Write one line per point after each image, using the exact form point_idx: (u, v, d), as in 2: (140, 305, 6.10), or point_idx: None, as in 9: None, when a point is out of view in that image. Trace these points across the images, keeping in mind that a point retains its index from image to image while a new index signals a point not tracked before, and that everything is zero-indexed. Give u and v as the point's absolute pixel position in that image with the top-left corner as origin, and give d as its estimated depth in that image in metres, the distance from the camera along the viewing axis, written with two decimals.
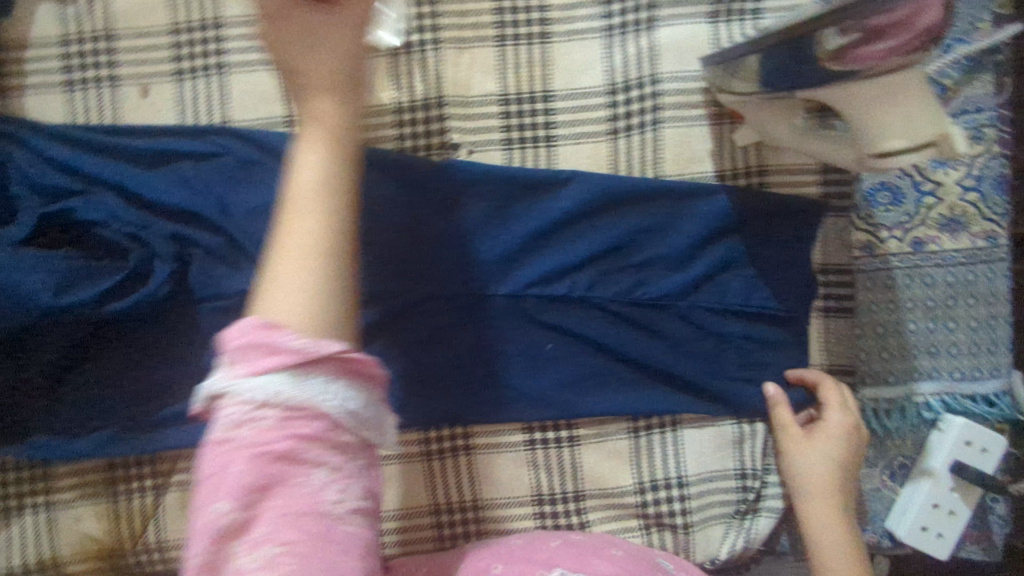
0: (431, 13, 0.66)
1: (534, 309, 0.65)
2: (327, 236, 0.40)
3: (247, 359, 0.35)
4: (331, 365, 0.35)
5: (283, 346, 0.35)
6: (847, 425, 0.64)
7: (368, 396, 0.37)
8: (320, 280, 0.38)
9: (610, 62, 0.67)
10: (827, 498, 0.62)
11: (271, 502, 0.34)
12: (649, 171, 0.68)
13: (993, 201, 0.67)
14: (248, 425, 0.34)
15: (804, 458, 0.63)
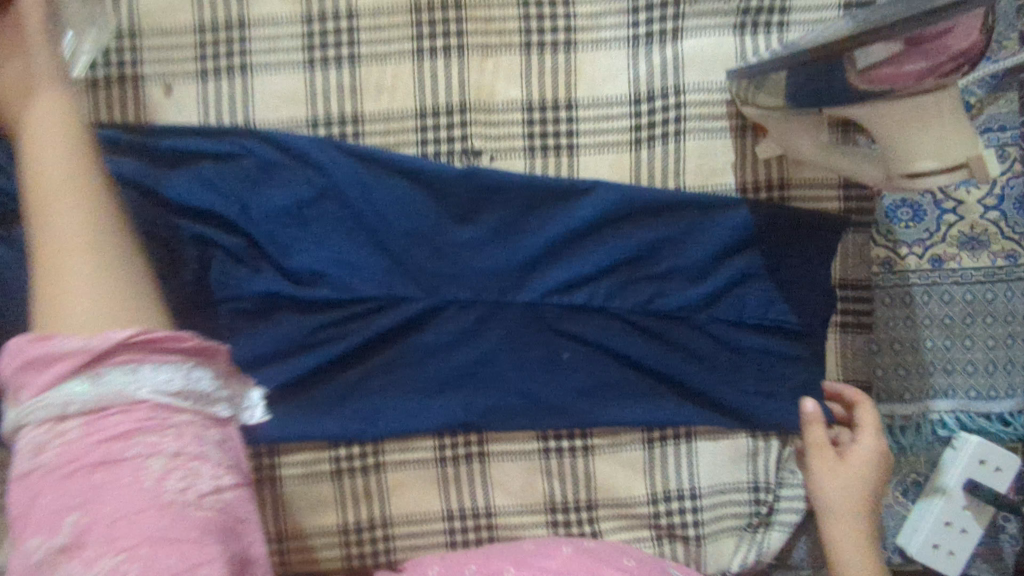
0: (457, 18, 0.66)
1: (552, 317, 0.66)
2: (87, 237, 0.39)
3: (29, 375, 0.36)
4: (128, 349, 0.37)
5: (65, 351, 0.36)
6: (883, 449, 0.61)
7: (184, 367, 0.39)
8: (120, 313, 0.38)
9: (635, 72, 0.67)
10: (858, 525, 0.60)
11: (98, 513, 0.35)
12: (670, 181, 0.68)
13: (1014, 220, 0.67)
14: (58, 437, 0.35)
15: (836, 482, 0.61)
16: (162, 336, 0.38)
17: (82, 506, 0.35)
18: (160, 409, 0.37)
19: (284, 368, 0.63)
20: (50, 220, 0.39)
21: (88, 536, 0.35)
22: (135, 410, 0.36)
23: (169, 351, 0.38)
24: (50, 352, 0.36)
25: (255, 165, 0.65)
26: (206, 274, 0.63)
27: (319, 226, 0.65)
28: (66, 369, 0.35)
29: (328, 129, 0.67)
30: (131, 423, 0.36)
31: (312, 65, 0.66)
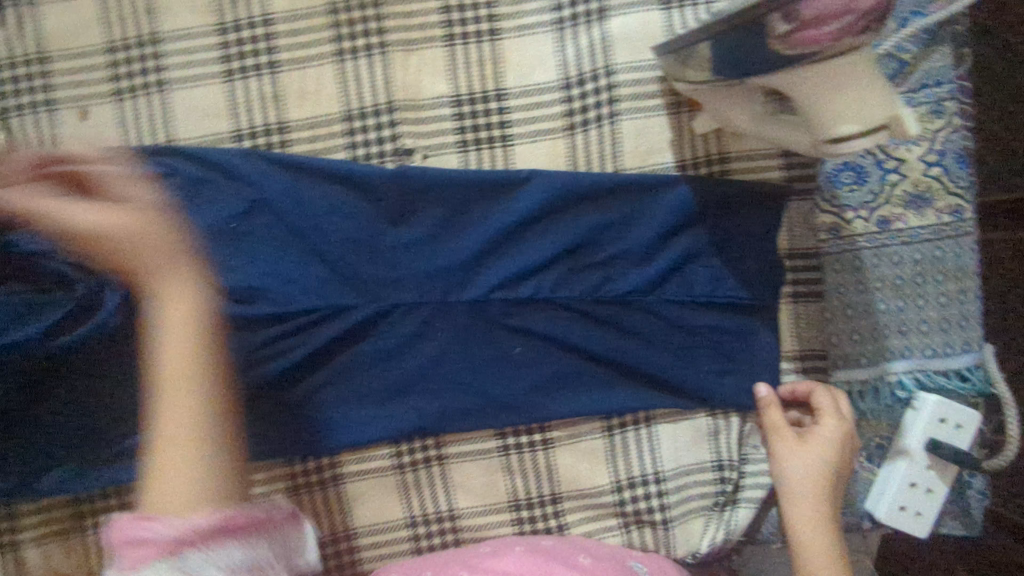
0: (376, 15, 0.64)
1: (498, 313, 0.65)
2: (187, 434, 0.48)
3: (125, 558, 0.44)
4: (207, 532, 0.45)
5: (156, 535, 0.44)
6: (838, 433, 0.61)
7: (259, 548, 0.47)
8: (185, 479, 0.47)
9: (563, 55, 0.65)
10: (813, 503, 0.59)
11: None
12: (608, 164, 0.66)
13: (957, 174, 0.66)
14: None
15: (792, 462, 0.61)
16: (246, 519, 0.47)
17: None
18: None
19: (233, 388, 0.63)
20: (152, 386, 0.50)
21: None
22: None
23: (258, 531, 0.48)
24: (144, 543, 0.44)
25: (183, 184, 0.63)
26: (139, 300, 0.62)
27: (253, 240, 0.64)
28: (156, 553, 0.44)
29: (254, 140, 0.65)
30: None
31: (231, 76, 0.64)
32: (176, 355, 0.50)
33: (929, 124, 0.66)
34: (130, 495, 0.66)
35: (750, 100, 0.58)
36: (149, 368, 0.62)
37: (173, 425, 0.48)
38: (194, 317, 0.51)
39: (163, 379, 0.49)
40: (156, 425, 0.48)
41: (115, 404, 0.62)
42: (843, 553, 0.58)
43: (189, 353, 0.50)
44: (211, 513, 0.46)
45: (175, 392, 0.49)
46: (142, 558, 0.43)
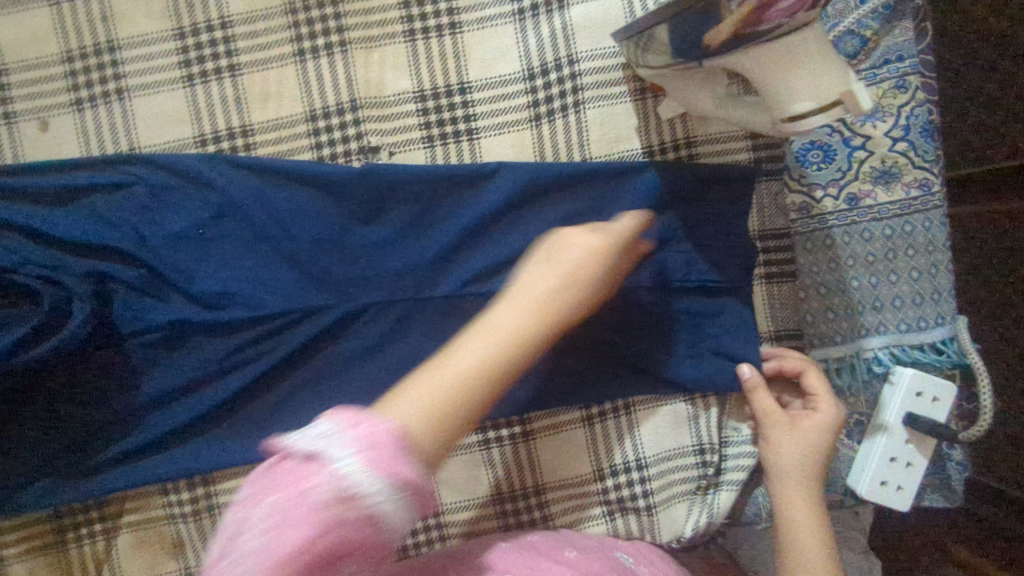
0: (335, 14, 0.64)
1: (472, 307, 0.65)
2: (465, 396, 0.49)
3: (369, 449, 0.40)
4: (411, 488, 0.41)
5: (388, 443, 0.41)
6: (835, 419, 0.62)
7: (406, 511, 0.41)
8: (427, 425, 0.47)
9: (525, 46, 0.65)
10: (805, 485, 0.59)
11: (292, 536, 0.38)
12: (575, 153, 0.66)
13: (923, 148, 0.67)
14: (311, 488, 0.39)
15: (784, 445, 0.61)
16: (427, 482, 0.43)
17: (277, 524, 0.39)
18: (359, 526, 0.39)
19: (208, 395, 0.63)
20: (479, 341, 0.52)
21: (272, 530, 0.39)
22: (370, 529, 0.39)
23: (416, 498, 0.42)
24: (376, 441, 0.41)
25: (148, 192, 0.63)
26: (109, 310, 0.61)
27: (222, 246, 0.63)
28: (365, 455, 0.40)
29: (217, 144, 0.65)
30: (344, 541, 0.39)
31: (191, 81, 0.64)
32: (487, 366, 0.51)
33: (893, 99, 0.66)
34: (108, 508, 0.65)
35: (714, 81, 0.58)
36: (123, 378, 0.62)
37: (465, 392, 0.50)
38: (547, 317, 0.55)
39: (484, 376, 0.51)
40: (441, 376, 0.50)
41: (89, 417, 0.62)
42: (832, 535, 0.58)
43: (489, 377, 0.51)
44: (423, 483, 0.41)
45: (455, 378, 0.50)
46: (377, 465, 0.40)
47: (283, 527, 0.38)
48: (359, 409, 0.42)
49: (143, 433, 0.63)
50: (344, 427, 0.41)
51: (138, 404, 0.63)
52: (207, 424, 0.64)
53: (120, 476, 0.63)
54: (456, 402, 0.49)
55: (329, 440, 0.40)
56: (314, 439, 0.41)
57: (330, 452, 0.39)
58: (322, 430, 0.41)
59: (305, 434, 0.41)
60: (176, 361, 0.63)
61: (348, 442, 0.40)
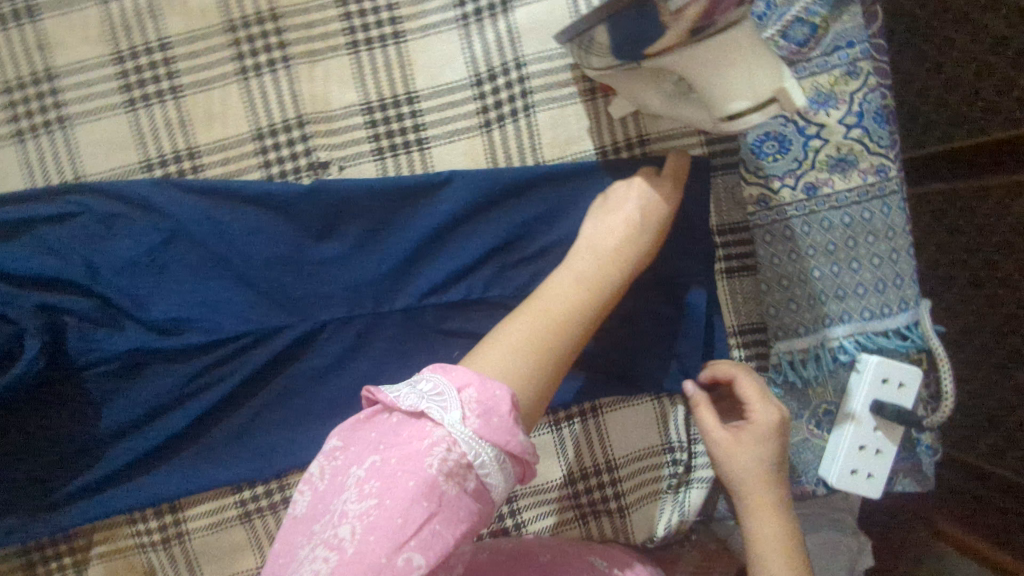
0: (275, 29, 0.63)
1: (432, 318, 0.64)
2: (550, 343, 0.50)
3: (482, 415, 0.41)
4: (514, 460, 0.42)
5: (493, 403, 0.42)
6: (776, 419, 0.56)
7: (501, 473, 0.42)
8: (521, 370, 0.47)
9: (471, 52, 0.64)
10: (765, 498, 0.54)
11: (395, 488, 0.39)
12: (528, 158, 0.65)
13: (878, 134, 0.66)
14: (426, 448, 0.40)
15: (732, 460, 0.55)
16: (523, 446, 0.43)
17: (381, 475, 0.40)
18: (466, 497, 0.40)
19: (169, 423, 0.62)
20: (556, 301, 0.52)
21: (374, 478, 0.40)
22: (476, 501, 0.40)
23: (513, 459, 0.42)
24: (482, 397, 0.42)
25: (96, 220, 0.62)
26: (62, 343, 0.61)
27: (176, 271, 0.62)
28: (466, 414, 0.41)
29: (164, 168, 0.64)
30: (450, 514, 0.39)
31: (133, 105, 0.63)
32: (564, 313, 0.52)
33: (845, 86, 0.66)
34: (77, 540, 0.65)
35: (660, 79, 0.56)
36: (81, 411, 0.62)
37: (555, 339, 0.50)
38: (592, 291, 0.54)
39: (562, 323, 0.51)
40: (529, 322, 0.51)
41: (50, 451, 0.61)
42: (802, 545, 0.53)
43: (572, 325, 0.52)
44: (529, 456, 0.43)
45: (542, 322, 0.51)
46: (490, 432, 0.41)
47: (392, 490, 0.39)
48: (472, 371, 0.43)
49: (106, 463, 0.62)
50: (460, 389, 0.42)
51: (98, 435, 0.62)
52: (171, 451, 0.63)
53: (85, 508, 0.62)
54: (546, 350, 0.49)
55: (438, 399, 0.42)
56: (424, 397, 0.42)
57: (439, 404, 0.41)
58: (431, 390, 0.43)
59: (414, 391, 0.43)
60: (133, 389, 0.62)
61: (461, 404, 0.41)
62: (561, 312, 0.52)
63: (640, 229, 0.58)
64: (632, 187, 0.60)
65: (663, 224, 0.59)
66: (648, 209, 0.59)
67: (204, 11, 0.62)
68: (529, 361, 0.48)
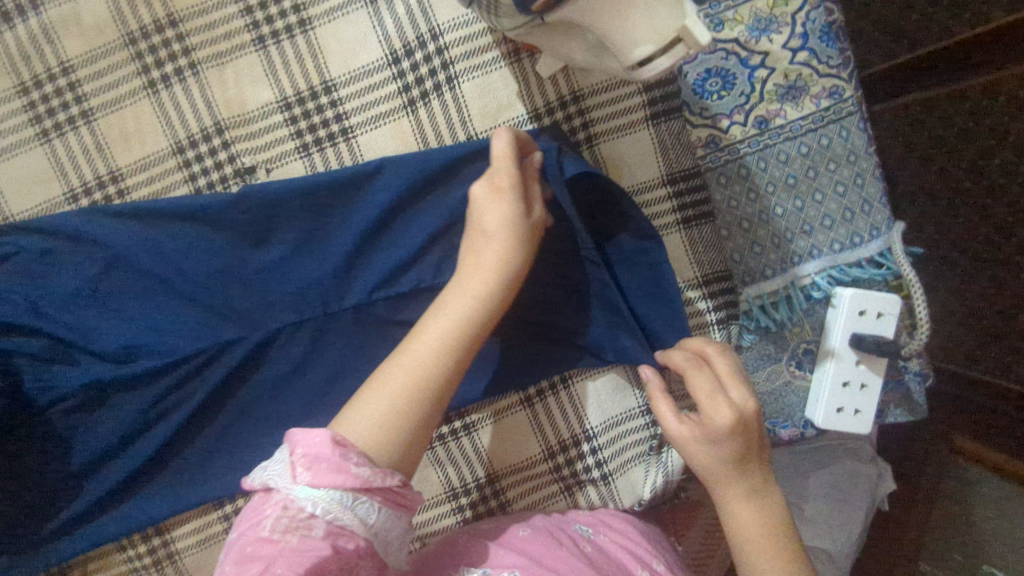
0: (177, 35, 0.61)
1: (386, 311, 0.61)
2: (424, 376, 0.47)
3: (311, 465, 0.40)
4: (366, 491, 0.40)
5: (317, 452, 0.40)
6: (730, 419, 0.51)
7: (353, 508, 0.40)
8: (389, 421, 0.45)
9: (383, 30, 0.61)
10: (731, 492, 0.52)
11: (242, 551, 0.40)
12: (459, 133, 0.62)
13: (826, 53, 0.62)
14: (265, 512, 0.40)
15: (690, 456, 0.53)
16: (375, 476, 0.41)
17: (237, 541, 0.41)
18: (314, 539, 0.39)
19: (136, 452, 0.61)
20: (423, 342, 0.48)
21: (232, 546, 0.41)
22: (332, 540, 0.39)
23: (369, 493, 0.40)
24: (308, 453, 0.40)
25: (31, 258, 0.59)
26: (19, 384, 0.60)
27: (117, 301, 0.60)
28: (291, 472, 0.40)
29: (91, 196, 0.62)
30: (293, 558, 0.38)
31: (47, 136, 0.62)
32: (443, 334, 0.48)
33: (785, 7, 0.62)
34: (73, 571, 0.66)
35: (580, 32, 0.50)
36: (48, 450, 0.61)
37: (417, 393, 0.46)
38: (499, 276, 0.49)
39: (441, 351, 0.47)
40: (399, 359, 0.47)
41: (27, 492, 0.61)
42: (782, 524, 0.51)
43: (451, 345, 0.48)
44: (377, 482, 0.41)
45: (412, 355, 0.47)
46: (318, 479, 0.39)
47: (240, 553, 0.40)
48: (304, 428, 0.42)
49: (81, 498, 0.62)
50: (288, 450, 0.41)
51: (70, 472, 0.62)
52: (142, 480, 0.63)
53: (70, 543, 0.63)
54: (421, 390, 0.46)
55: (276, 467, 0.41)
56: (267, 471, 0.41)
57: (272, 476, 0.40)
58: (274, 460, 0.42)
59: (263, 466, 0.42)
60: (94, 424, 0.61)
61: (290, 464, 0.40)
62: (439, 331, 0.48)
63: (488, 238, 0.50)
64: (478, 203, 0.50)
65: (511, 224, 0.50)
66: (494, 210, 0.50)
67: (101, 28, 0.61)
68: (398, 408, 0.45)
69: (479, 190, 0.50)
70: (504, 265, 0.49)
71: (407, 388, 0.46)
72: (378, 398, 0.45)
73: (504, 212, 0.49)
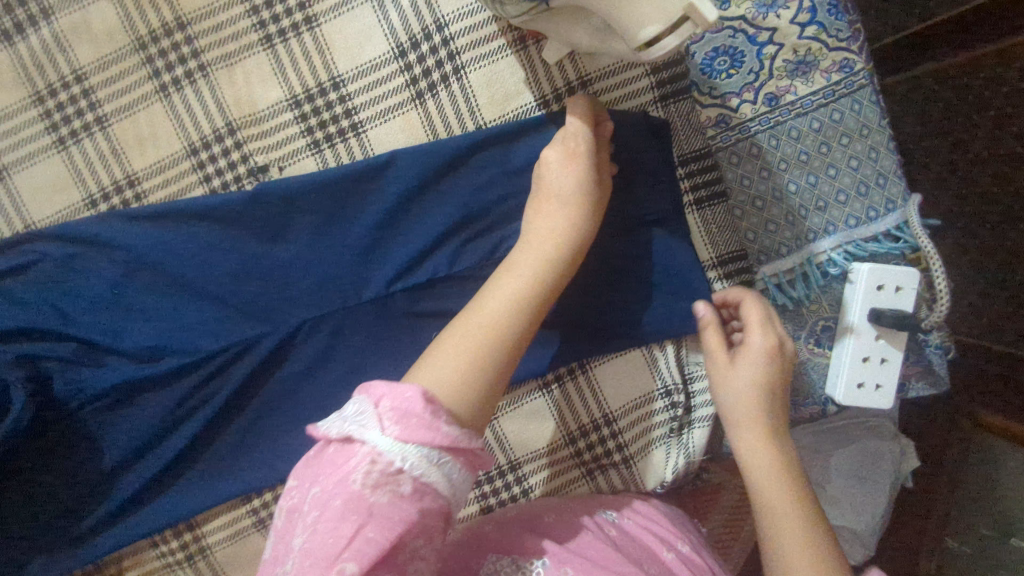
0: (185, 38, 0.62)
1: (404, 303, 0.62)
2: (501, 329, 0.48)
3: (401, 420, 0.40)
4: (452, 451, 0.41)
5: (410, 407, 0.40)
6: (770, 345, 0.55)
7: (442, 466, 0.40)
8: (472, 370, 0.46)
9: (388, 24, 0.61)
10: (757, 425, 0.54)
11: (330, 510, 0.38)
12: (468, 123, 0.63)
13: (835, 27, 0.61)
14: (352, 467, 0.39)
15: (728, 387, 0.56)
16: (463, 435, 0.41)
17: (319, 499, 0.39)
18: (405, 501, 0.38)
19: (166, 449, 0.63)
20: (501, 295, 0.50)
21: (313, 506, 0.39)
22: (419, 502, 0.38)
23: (453, 452, 0.41)
24: (399, 408, 0.40)
25: (55, 264, 0.61)
26: (49, 389, 0.61)
27: (141, 302, 0.61)
28: (382, 426, 0.39)
29: (109, 201, 0.63)
30: (385, 520, 0.37)
31: (64, 144, 0.63)
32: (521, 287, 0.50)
33: None
34: (109, 569, 0.67)
35: (586, 16, 0.50)
36: (81, 450, 0.62)
37: (493, 346, 0.47)
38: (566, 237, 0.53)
39: (519, 304, 0.49)
40: (477, 312, 0.49)
41: (60, 494, 0.62)
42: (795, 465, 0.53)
43: (528, 297, 0.50)
44: (464, 443, 0.41)
45: (489, 308, 0.49)
46: (410, 434, 0.39)
47: (326, 512, 0.38)
48: (387, 381, 0.42)
49: (115, 497, 0.63)
50: (376, 402, 0.41)
51: (102, 472, 0.63)
52: (173, 477, 0.64)
53: (105, 541, 0.64)
54: (500, 341, 0.48)
55: (358, 419, 0.40)
56: (347, 421, 0.41)
57: (358, 428, 0.40)
58: (353, 412, 0.41)
59: (338, 418, 0.42)
60: (123, 423, 0.62)
61: (378, 417, 0.40)
62: (516, 283, 0.50)
63: (560, 201, 0.54)
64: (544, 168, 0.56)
65: (581, 189, 0.54)
66: (567, 171, 0.55)
67: (111, 34, 0.62)
68: (479, 357, 0.46)
69: (555, 155, 0.56)
70: (573, 231, 0.53)
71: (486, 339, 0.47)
72: (458, 348, 0.47)
73: (579, 175, 0.54)
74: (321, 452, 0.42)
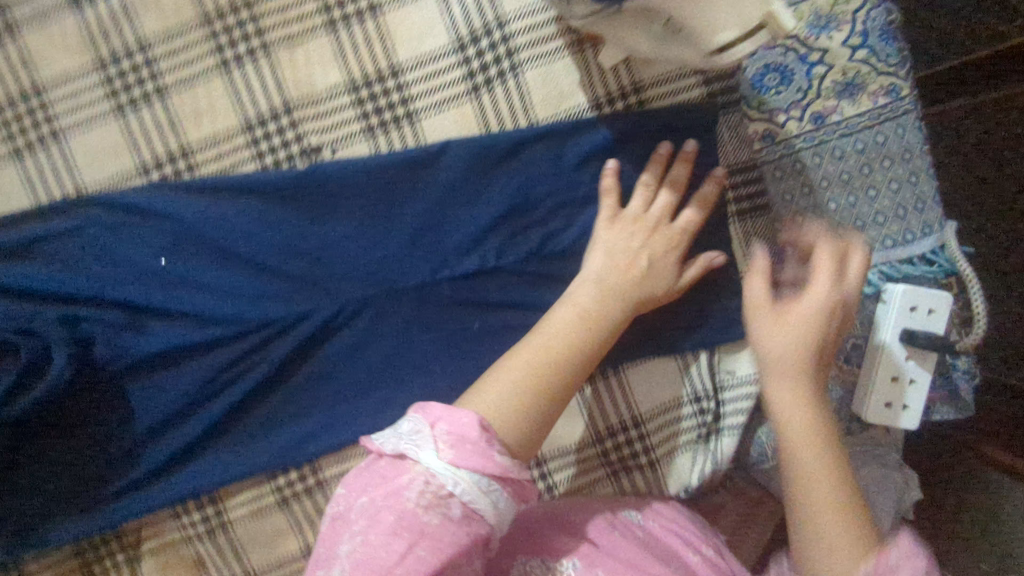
0: (251, 17, 0.63)
1: (448, 291, 0.62)
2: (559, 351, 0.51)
3: (455, 444, 0.41)
4: (502, 481, 0.41)
5: (466, 434, 0.41)
6: (830, 297, 0.53)
7: (493, 493, 0.40)
8: (524, 392, 0.49)
9: (451, 17, 0.63)
10: (799, 380, 0.51)
11: (380, 523, 0.39)
12: (521, 119, 0.64)
13: (886, 52, 0.62)
14: (405, 484, 0.40)
15: (772, 338, 0.53)
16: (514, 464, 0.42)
17: (367, 510, 0.40)
18: (455, 524, 0.39)
19: (199, 419, 0.63)
20: (561, 317, 0.54)
21: (361, 513, 0.40)
22: (468, 527, 0.39)
23: (505, 479, 0.41)
24: (455, 433, 0.41)
25: (104, 229, 0.61)
26: (90, 351, 0.61)
27: (188, 273, 0.61)
28: (438, 449, 0.40)
29: (160, 170, 0.64)
30: (436, 540, 0.38)
31: (121, 111, 0.64)
32: (579, 314, 0.54)
33: (845, 6, 0.62)
34: (127, 537, 0.67)
35: (648, 22, 0.52)
36: (114, 414, 0.62)
37: (546, 373, 0.50)
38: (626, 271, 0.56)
39: (582, 326, 0.53)
40: (539, 334, 0.53)
41: (90, 457, 0.63)
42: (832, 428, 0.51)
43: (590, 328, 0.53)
44: (516, 473, 0.41)
45: (549, 330, 0.53)
46: (465, 459, 0.40)
47: (376, 524, 0.39)
48: (446, 405, 0.43)
49: (142, 464, 0.63)
50: (432, 424, 0.42)
51: (133, 437, 0.63)
52: (201, 449, 0.64)
53: (127, 509, 0.63)
54: (554, 367, 0.51)
55: (413, 437, 0.41)
56: (402, 438, 0.42)
57: (414, 447, 0.41)
58: (407, 430, 0.42)
59: (394, 433, 0.43)
60: (158, 391, 0.62)
61: (434, 438, 0.41)
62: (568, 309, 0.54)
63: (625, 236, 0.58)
64: (612, 226, 0.59)
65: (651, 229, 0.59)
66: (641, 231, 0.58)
67: (179, 9, 0.63)
68: (532, 383, 0.49)
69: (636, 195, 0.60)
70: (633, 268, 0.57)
71: (541, 363, 0.50)
72: (515, 368, 0.50)
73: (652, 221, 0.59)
74: (372, 463, 0.43)
